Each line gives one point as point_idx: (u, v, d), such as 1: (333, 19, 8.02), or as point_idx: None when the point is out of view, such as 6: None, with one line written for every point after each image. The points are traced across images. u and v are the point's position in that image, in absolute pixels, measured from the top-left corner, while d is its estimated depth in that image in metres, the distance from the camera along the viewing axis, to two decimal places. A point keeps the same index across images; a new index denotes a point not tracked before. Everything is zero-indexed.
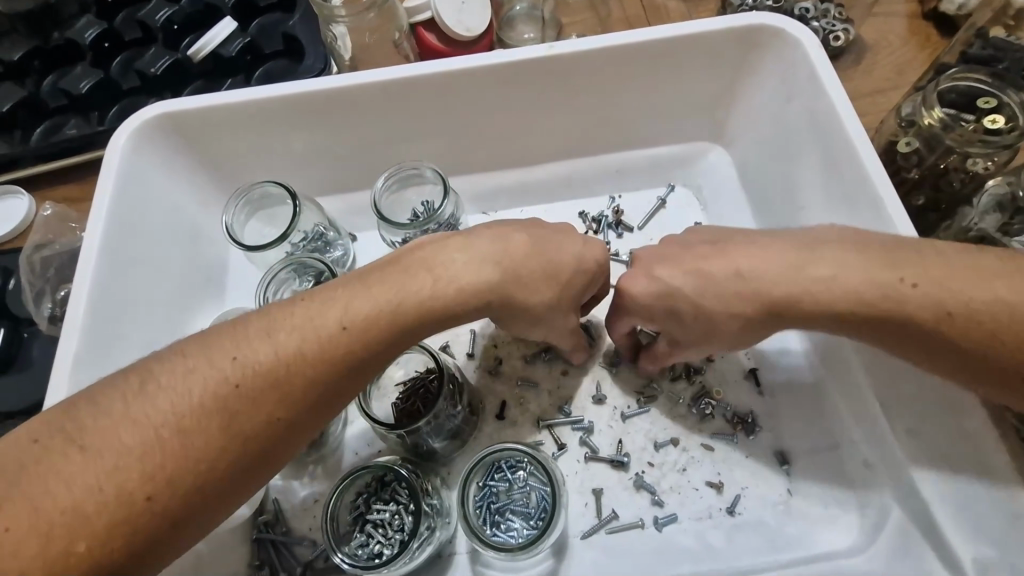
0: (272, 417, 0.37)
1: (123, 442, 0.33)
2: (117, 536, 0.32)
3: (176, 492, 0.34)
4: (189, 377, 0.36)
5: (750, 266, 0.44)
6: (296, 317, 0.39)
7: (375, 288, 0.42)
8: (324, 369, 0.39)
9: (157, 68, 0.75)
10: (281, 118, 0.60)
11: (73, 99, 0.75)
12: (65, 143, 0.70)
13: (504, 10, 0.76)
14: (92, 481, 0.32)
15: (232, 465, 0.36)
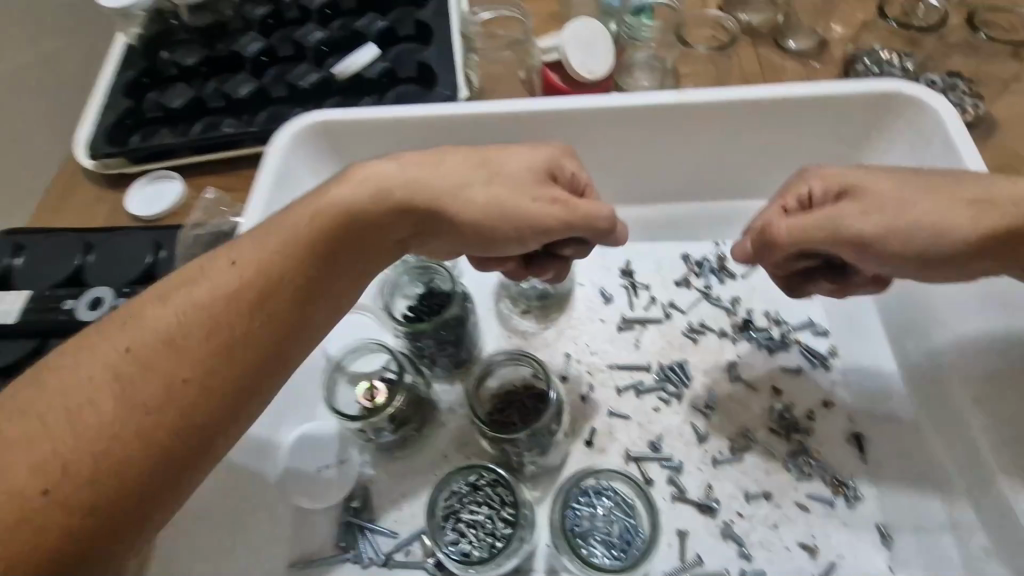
0: (169, 381, 0.39)
1: (70, 406, 0.37)
2: (24, 529, 0.34)
3: (144, 443, 0.37)
4: (117, 339, 0.39)
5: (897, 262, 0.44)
6: (173, 287, 0.42)
7: (242, 240, 0.44)
8: (204, 319, 0.40)
9: (305, 81, 0.84)
10: (417, 136, 0.65)
11: (230, 101, 0.84)
12: (219, 139, 0.79)
13: (625, 57, 0.80)
14: (49, 445, 0.35)
15: (191, 412, 0.39)
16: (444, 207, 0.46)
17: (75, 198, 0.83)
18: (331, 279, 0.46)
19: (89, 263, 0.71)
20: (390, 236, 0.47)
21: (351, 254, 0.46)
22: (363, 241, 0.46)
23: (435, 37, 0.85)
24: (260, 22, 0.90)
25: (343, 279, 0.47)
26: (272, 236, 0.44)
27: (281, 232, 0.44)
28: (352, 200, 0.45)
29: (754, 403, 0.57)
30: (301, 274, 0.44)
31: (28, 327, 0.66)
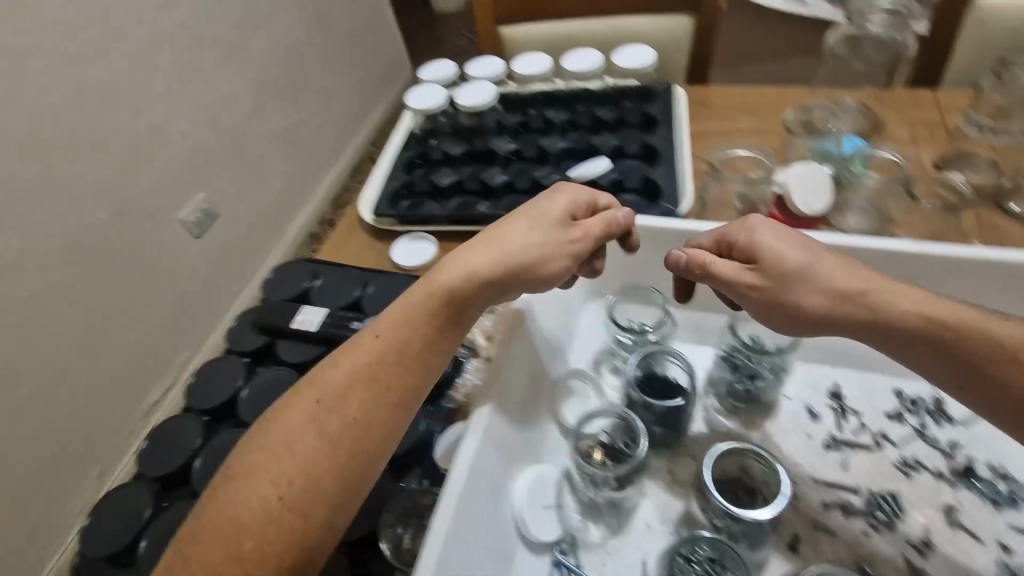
0: (342, 425, 0.57)
1: (280, 456, 0.55)
2: (264, 531, 0.52)
3: (325, 476, 0.55)
4: (303, 408, 0.58)
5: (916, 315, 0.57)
6: (336, 360, 0.61)
7: (385, 319, 0.63)
8: (359, 381, 0.59)
9: (549, 180, 1.02)
10: (654, 241, 0.75)
11: (484, 186, 1.03)
12: (474, 215, 0.99)
13: (838, 199, 0.88)
14: (269, 483, 0.54)
15: (354, 450, 0.57)
16: (535, 261, 0.65)
17: (353, 242, 1.05)
18: (443, 346, 0.64)
19: (366, 295, 0.89)
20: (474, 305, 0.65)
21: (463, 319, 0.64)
22: (459, 304, 0.64)
23: (661, 160, 1.02)
24: (512, 128, 1.13)
25: (455, 333, 0.64)
26: (396, 316, 0.63)
27: (412, 313, 0.63)
28: (456, 289, 0.64)
29: (974, 551, 0.57)
30: (428, 339, 0.63)
31: (324, 338, 0.84)
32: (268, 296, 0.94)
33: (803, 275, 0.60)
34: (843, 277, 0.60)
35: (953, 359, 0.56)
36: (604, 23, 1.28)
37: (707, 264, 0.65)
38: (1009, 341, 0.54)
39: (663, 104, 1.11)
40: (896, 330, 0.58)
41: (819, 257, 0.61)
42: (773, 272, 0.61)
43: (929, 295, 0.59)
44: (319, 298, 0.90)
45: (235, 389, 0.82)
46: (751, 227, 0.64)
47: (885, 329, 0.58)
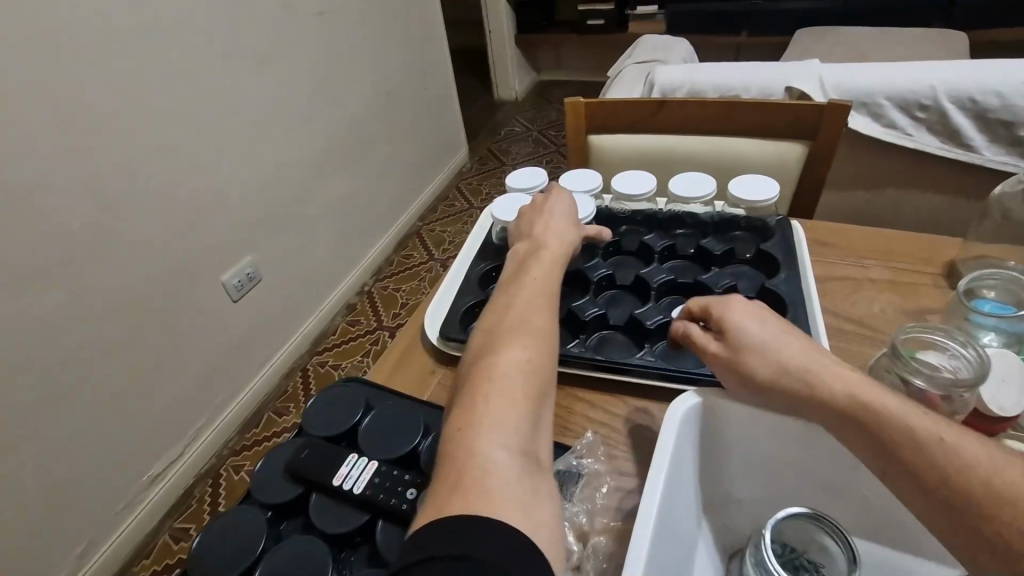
0: (541, 331, 0.63)
1: (497, 383, 0.56)
2: (531, 380, 0.57)
3: (535, 388, 0.57)
4: (493, 347, 0.60)
5: (773, 344, 0.59)
6: (503, 297, 0.69)
7: (525, 272, 0.75)
8: (536, 308, 0.67)
9: (653, 321, 0.86)
10: (819, 446, 0.60)
11: (575, 318, 0.87)
12: (562, 355, 0.82)
13: None
14: (502, 401, 0.54)
15: (548, 366, 0.60)
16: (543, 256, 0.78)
17: (414, 363, 0.90)
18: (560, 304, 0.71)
19: (425, 446, 0.72)
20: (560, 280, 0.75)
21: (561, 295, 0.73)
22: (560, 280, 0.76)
23: (788, 312, 0.85)
24: (605, 251, 1.00)
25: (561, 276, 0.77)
26: (531, 281, 0.72)
27: (540, 283, 0.72)
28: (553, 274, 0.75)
29: None
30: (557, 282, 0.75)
31: (369, 504, 0.66)
32: (307, 426, 0.78)
33: (757, 348, 0.59)
34: (806, 358, 0.57)
35: (890, 458, 0.49)
36: (709, 145, 1.18)
37: (690, 335, 0.65)
38: (978, 465, 0.45)
39: (783, 241, 0.97)
40: (822, 403, 0.54)
41: (783, 335, 0.60)
42: (738, 342, 0.60)
43: (902, 396, 0.52)
44: (367, 441, 0.73)
45: (253, 555, 0.65)
46: (767, 324, 0.61)
47: (824, 408, 0.54)
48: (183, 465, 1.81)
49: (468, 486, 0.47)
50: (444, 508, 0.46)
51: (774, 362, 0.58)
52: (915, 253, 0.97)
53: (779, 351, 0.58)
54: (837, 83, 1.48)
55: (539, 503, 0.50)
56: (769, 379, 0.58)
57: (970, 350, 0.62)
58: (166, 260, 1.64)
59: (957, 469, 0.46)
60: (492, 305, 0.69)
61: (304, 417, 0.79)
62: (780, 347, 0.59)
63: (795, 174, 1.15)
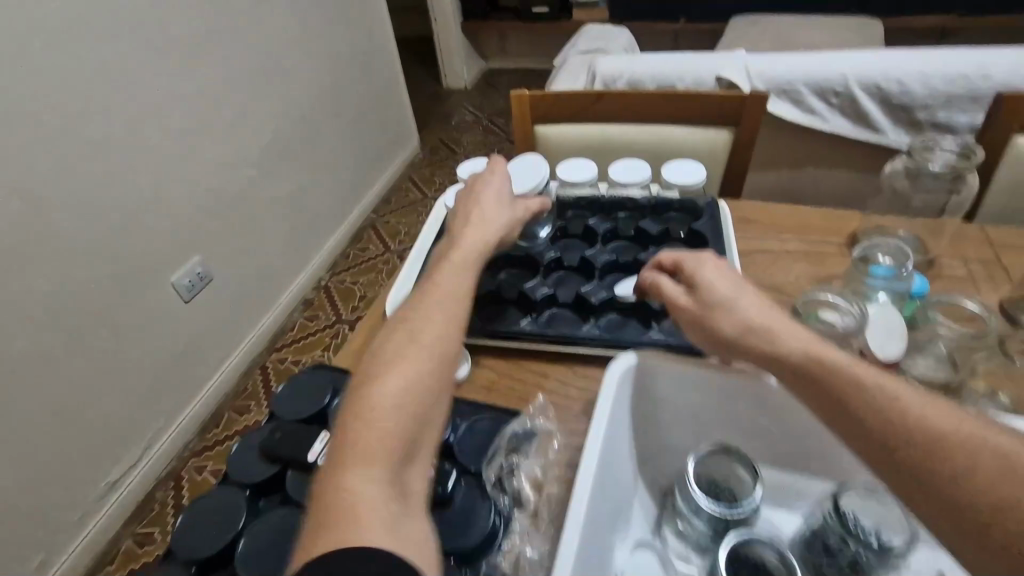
0: (427, 354, 0.65)
1: (378, 418, 0.58)
2: (408, 407, 0.60)
3: (417, 417, 0.60)
4: (379, 377, 0.61)
5: (736, 302, 0.66)
6: (400, 314, 0.70)
7: (432, 280, 0.76)
8: (431, 322, 0.68)
9: (596, 297, 0.94)
10: (734, 394, 0.70)
11: (527, 299, 0.95)
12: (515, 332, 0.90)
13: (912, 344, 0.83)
14: (376, 446, 0.56)
15: (434, 390, 0.63)
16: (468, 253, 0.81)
17: None
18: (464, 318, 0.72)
19: None
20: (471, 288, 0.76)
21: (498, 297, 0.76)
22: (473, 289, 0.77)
23: None
24: (553, 235, 1.08)
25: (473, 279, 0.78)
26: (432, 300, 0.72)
27: (442, 297, 0.73)
28: (462, 283, 0.76)
29: None
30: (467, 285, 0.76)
31: None
32: (277, 411, 0.82)
33: (722, 307, 0.67)
34: (765, 316, 0.65)
35: (842, 410, 0.56)
36: (645, 132, 1.27)
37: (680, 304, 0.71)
38: (913, 406, 0.52)
39: (710, 219, 1.07)
40: (780, 359, 0.61)
41: (745, 293, 0.68)
42: (708, 300, 0.68)
43: (852, 355, 0.59)
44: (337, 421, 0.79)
45: (234, 529, 0.70)
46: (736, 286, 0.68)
47: (783, 364, 0.61)
48: (145, 468, 1.81)
49: (329, 523, 0.50)
50: (303, 552, 0.49)
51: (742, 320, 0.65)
52: (825, 227, 1.09)
53: (748, 309, 0.65)
54: (761, 72, 1.61)
55: (406, 521, 0.53)
56: (735, 333, 0.65)
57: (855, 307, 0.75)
58: (113, 265, 1.62)
59: (874, 398, 0.54)
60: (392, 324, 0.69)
61: (274, 402, 0.84)
62: (745, 304, 0.66)
63: (722, 159, 1.26)
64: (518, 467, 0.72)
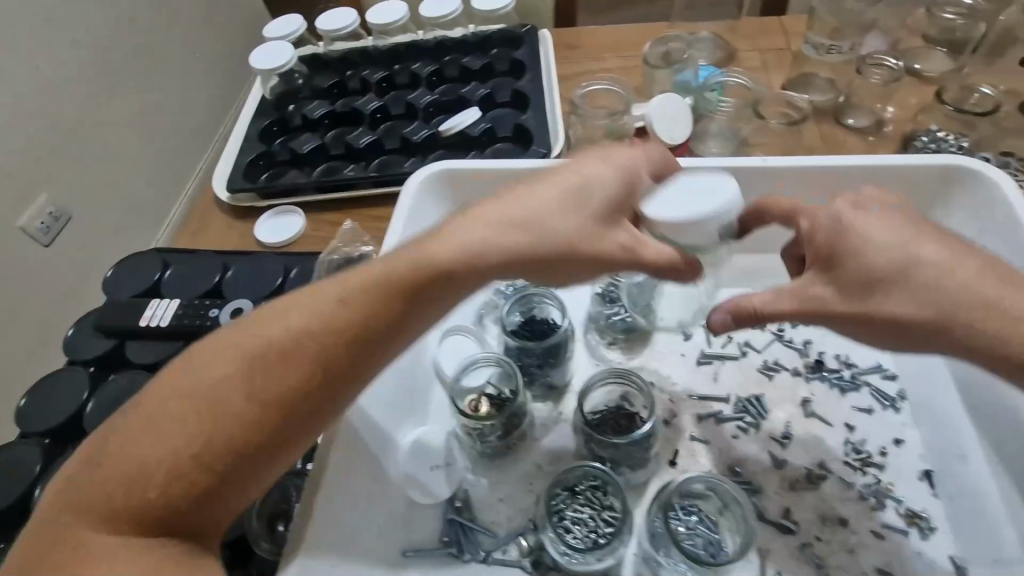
0: (297, 391, 0.45)
1: (89, 522, 0.42)
2: (173, 482, 0.43)
3: (141, 526, 0.42)
4: (104, 458, 0.43)
5: (881, 244, 0.45)
6: (312, 297, 0.48)
7: (358, 288, 0.47)
8: (331, 338, 0.46)
9: (417, 136, 0.96)
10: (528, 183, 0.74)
11: (352, 150, 0.96)
12: (340, 181, 0.92)
13: (700, 126, 0.90)
14: (100, 514, 0.42)
15: (189, 491, 0.43)
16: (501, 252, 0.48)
17: (210, 227, 0.96)
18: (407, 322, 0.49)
19: (227, 278, 0.82)
20: (471, 259, 0.47)
21: (570, 265, 0.49)
22: (533, 269, 0.49)
23: (531, 105, 0.98)
24: (376, 85, 1.06)
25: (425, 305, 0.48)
26: (342, 299, 0.47)
27: (382, 296, 0.47)
28: (453, 254, 0.47)
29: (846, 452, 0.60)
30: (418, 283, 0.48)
31: (179, 331, 0.76)
32: (112, 295, 0.84)
33: (890, 279, 0.44)
34: (899, 252, 0.44)
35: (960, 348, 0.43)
36: None
37: (576, 248, 0.48)
38: None
39: (530, 47, 1.07)
40: (919, 326, 0.44)
41: (926, 238, 0.45)
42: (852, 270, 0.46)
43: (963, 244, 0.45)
44: (174, 291, 0.83)
45: (80, 400, 0.74)
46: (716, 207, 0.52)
47: (937, 330, 0.43)
48: None
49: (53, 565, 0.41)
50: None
51: (867, 279, 0.45)
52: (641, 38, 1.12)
53: (878, 251, 0.45)
54: None
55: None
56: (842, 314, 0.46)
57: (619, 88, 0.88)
58: None
59: (954, 315, 0.43)
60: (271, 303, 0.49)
61: (107, 288, 0.85)
62: (866, 248, 0.45)
63: None
64: None
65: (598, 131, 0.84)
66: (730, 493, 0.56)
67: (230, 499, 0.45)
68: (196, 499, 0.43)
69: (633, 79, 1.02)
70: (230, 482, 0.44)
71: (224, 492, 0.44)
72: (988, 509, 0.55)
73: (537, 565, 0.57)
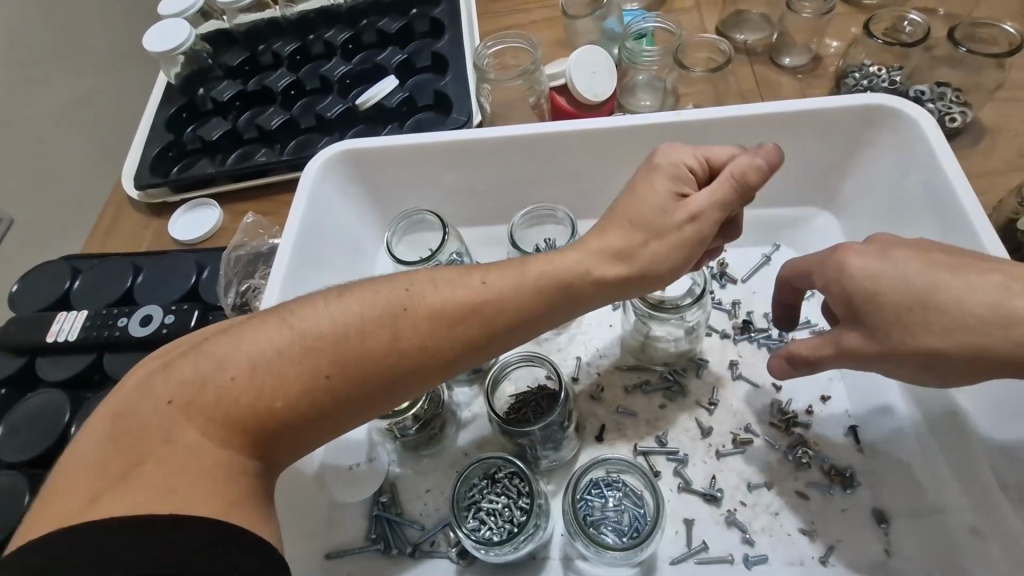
0: (383, 363, 0.46)
1: (199, 425, 0.40)
2: (249, 435, 0.42)
3: (240, 438, 0.41)
4: (225, 359, 0.42)
5: (883, 294, 0.42)
6: (415, 282, 0.48)
7: (466, 281, 0.49)
8: (431, 324, 0.47)
9: (333, 112, 0.90)
10: (440, 158, 0.70)
11: (265, 132, 0.90)
12: (251, 169, 0.85)
13: (628, 78, 0.85)
14: (208, 420, 0.41)
15: (265, 439, 0.43)
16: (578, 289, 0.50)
17: (123, 227, 0.90)
18: (538, 328, 0.51)
19: (138, 284, 0.77)
20: (594, 284, 0.49)
21: (584, 300, 0.50)
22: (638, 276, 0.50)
23: (450, 69, 0.92)
24: (288, 57, 0.99)
25: (522, 300, 0.49)
26: (484, 281, 0.49)
27: (527, 279, 0.49)
28: (569, 270, 0.49)
29: (773, 412, 0.59)
30: (535, 305, 0.49)
31: (88, 343, 0.72)
32: (19, 309, 0.79)
33: (911, 318, 0.41)
34: (909, 284, 0.41)
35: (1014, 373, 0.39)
36: None
37: (590, 273, 0.49)
38: None
39: (450, 3, 0.99)
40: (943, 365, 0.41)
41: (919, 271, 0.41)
42: (870, 320, 0.43)
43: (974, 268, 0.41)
44: (83, 300, 0.77)
45: None
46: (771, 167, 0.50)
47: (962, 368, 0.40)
48: None
49: (111, 488, 0.36)
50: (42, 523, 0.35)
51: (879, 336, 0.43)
52: None
53: (892, 292, 0.42)
54: None
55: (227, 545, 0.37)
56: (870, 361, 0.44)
57: (530, 41, 0.81)
58: None
59: (951, 330, 0.40)
60: (417, 270, 0.50)
61: (13, 303, 0.79)
62: (878, 292, 0.42)
63: None
64: (251, 290, 0.72)
65: (517, 92, 0.79)
66: (652, 479, 0.53)
67: (289, 447, 0.44)
68: (278, 432, 0.43)
69: (557, 30, 0.95)
70: (301, 428, 0.44)
71: (294, 437, 0.44)
72: (911, 460, 0.55)
73: (464, 554, 0.55)
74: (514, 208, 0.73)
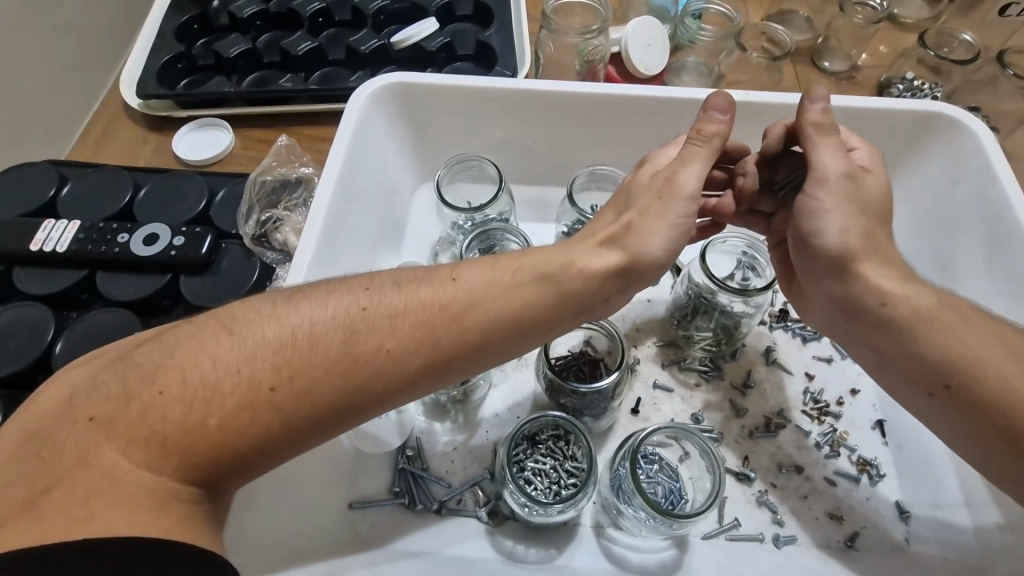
0: (342, 377, 0.39)
1: (119, 446, 0.34)
2: (197, 451, 0.35)
3: (171, 461, 0.35)
4: (153, 372, 0.36)
5: None
6: (370, 286, 0.43)
7: (422, 287, 0.44)
8: (400, 326, 0.41)
9: (367, 46, 0.84)
10: (493, 106, 0.66)
11: (289, 57, 0.83)
12: (273, 94, 0.79)
13: (677, 58, 0.85)
14: (130, 442, 0.34)
15: (214, 460, 0.36)
16: (568, 290, 0.45)
17: (116, 138, 0.81)
18: (505, 353, 0.45)
19: (139, 199, 0.70)
20: (583, 274, 0.45)
21: (557, 320, 0.46)
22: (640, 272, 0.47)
23: (494, 21, 0.88)
24: None
25: (501, 304, 0.44)
26: (453, 277, 0.45)
27: (503, 273, 0.45)
28: (544, 264, 0.46)
29: (806, 402, 0.60)
30: (515, 318, 0.44)
31: (79, 258, 0.65)
32: None
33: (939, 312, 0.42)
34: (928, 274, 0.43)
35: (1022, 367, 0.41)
36: None
37: (574, 263, 0.46)
38: None
39: None
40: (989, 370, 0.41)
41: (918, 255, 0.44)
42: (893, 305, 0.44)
43: None
44: (72, 210, 0.69)
45: None
46: (726, 111, 0.49)
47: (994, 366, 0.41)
48: None
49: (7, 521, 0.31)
50: None
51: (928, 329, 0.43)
52: None
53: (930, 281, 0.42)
54: None
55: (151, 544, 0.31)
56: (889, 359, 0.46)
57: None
58: None
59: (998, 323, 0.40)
60: (379, 271, 0.45)
61: None
62: None
63: None
64: (274, 220, 0.68)
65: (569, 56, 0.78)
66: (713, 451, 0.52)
67: (241, 475, 0.38)
68: (228, 455, 0.36)
69: None
70: (261, 447, 0.37)
71: (246, 459, 0.37)
72: (939, 464, 0.56)
73: (493, 515, 0.54)
74: (559, 169, 0.71)
